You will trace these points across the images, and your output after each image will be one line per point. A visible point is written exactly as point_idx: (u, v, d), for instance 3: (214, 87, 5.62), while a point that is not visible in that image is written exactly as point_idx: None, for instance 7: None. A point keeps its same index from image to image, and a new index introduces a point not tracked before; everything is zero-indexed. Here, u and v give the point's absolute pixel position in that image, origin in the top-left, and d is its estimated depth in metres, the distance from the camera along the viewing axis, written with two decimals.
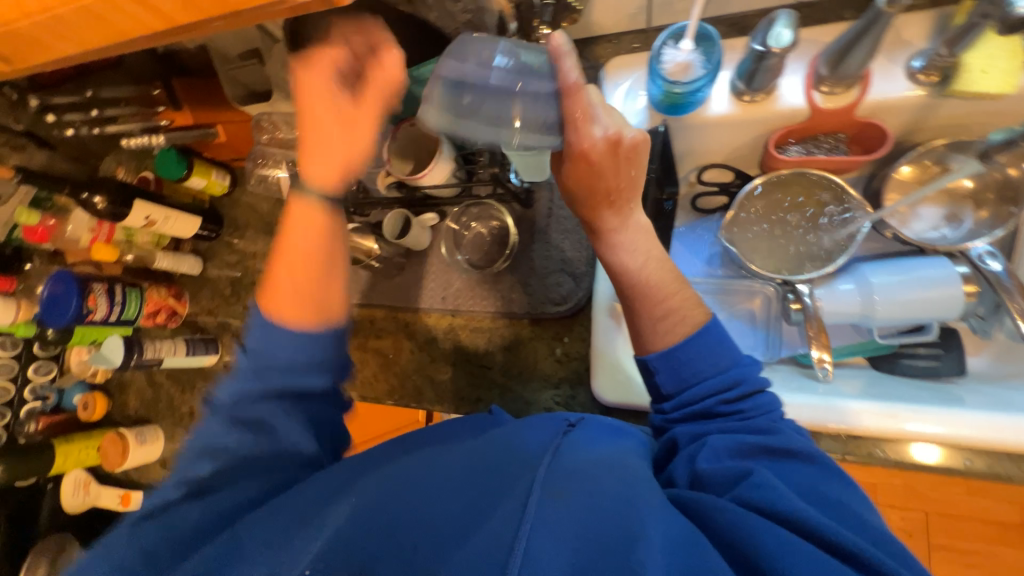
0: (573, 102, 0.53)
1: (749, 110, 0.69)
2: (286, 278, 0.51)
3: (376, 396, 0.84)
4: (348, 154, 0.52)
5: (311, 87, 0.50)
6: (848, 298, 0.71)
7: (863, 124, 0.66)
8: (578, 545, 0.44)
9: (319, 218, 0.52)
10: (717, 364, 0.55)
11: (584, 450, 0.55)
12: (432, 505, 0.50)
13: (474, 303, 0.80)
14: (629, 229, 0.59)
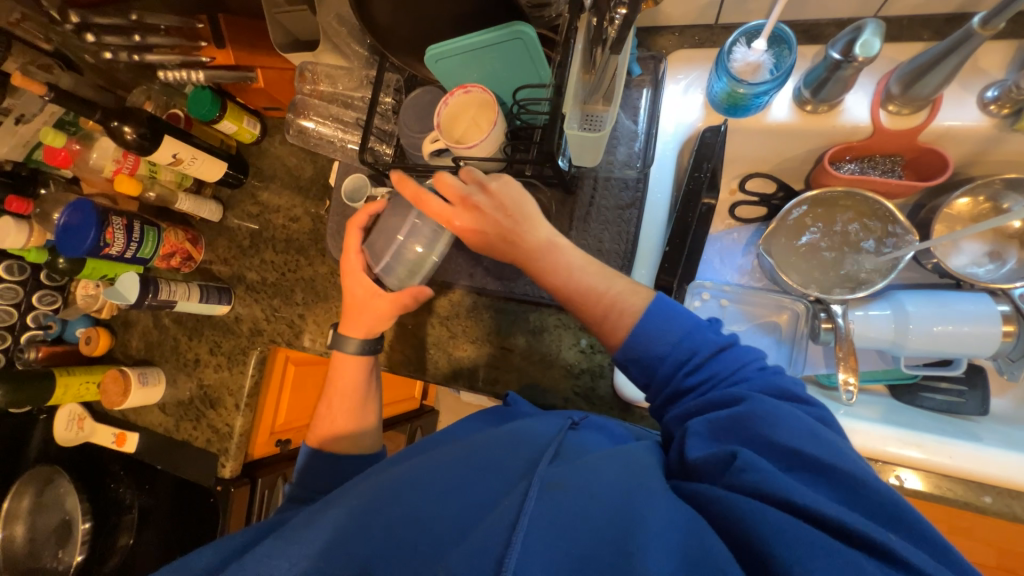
0: (427, 206, 0.62)
1: (810, 120, 0.68)
2: (333, 410, 0.72)
3: (389, 365, 0.84)
4: (375, 323, 0.72)
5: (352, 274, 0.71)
6: (882, 323, 0.70)
7: (925, 149, 0.66)
8: (578, 540, 0.42)
9: (357, 363, 0.73)
10: (668, 340, 0.53)
11: (584, 451, 0.54)
12: (433, 493, 0.49)
13: (501, 286, 0.78)
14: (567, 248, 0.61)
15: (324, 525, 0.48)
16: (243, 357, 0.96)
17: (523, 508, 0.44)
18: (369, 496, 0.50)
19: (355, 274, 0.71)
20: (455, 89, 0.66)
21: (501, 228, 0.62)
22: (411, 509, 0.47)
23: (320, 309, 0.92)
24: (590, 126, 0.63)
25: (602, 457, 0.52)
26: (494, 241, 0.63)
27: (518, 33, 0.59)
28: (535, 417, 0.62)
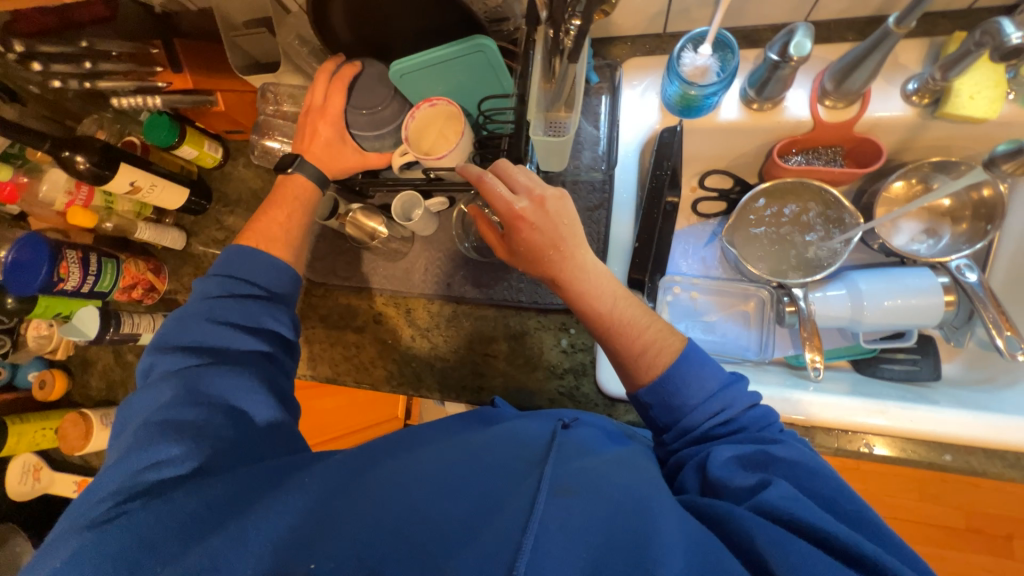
0: (496, 195, 0.58)
1: (757, 118, 0.73)
2: (269, 226, 0.68)
3: (373, 382, 0.83)
4: (339, 164, 0.72)
5: (335, 99, 0.70)
6: (839, 302, 0.75)
7: (860, 139, 0.71)
8: (589, 547, 0.42)
9: (306, 193, 0.72)
10: (705, 389, 0.56)
11: (589, 452, 0.54)
12: (439, 499, 0.47)
13: (482, 294, 0.79)
14: (590, 273, 0.60)
15: (307, 522, 0.46)
16: None
17: (535, 518, 0.44)
18: (363, 497, 0.48)
19: (327, 127, 0.71)
20: (421, 101, 0.67)
21: (540, 247, 0.59)
22: (415, 509, 0.46)
23: None
24: (553, 130, 0.66)
25: (605, 461, 0.52)
26: (530, 250, 0.59)
27: (478, 44, 0.61)
28: (530, 418, 0.62)
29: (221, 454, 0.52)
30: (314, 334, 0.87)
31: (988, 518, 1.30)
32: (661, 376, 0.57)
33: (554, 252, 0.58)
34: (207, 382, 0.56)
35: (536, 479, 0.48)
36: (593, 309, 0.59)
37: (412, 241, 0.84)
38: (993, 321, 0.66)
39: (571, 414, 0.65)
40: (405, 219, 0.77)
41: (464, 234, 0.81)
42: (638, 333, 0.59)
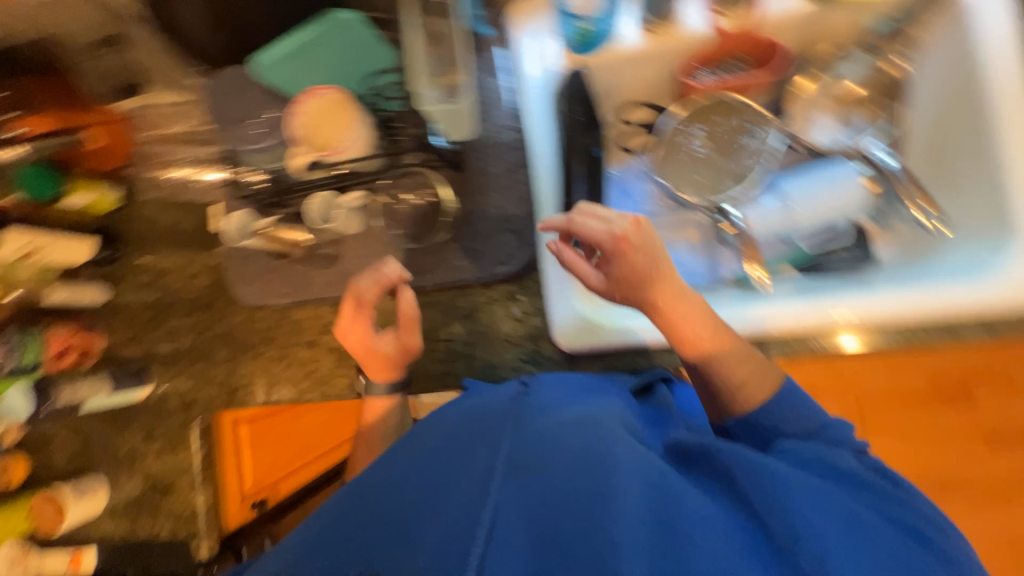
0: (584, 225, 0.60)
1: (657, 40, 0.71)
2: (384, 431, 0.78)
3: (340, 391, 0.82)
4: (384, 364, 0.71)
5: (350, 331, 0.71)
6: (772, 212, 0.77)
7: (761, 43, 0.71)
8: (541, 517, 0.44)
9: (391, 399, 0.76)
10: (805, 426, 0.57)
11: (550, 412, 0.54)
12: (410, 495, 0.50)
13: (424, 282, 0.76)
14: (689, 298, 0.60)
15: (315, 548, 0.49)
16: (183, 434, 0.89)
17: (495, 499, 0.45)
18: (361, 506, 0.51)
19: (372, 341, 0.70)
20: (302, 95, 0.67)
21: (643, 272, 0.58)
22: (394, 511, 0.49)
23: (248, 360, 0.86)
24: (449, 101, 0.69)
25: (560, 416, 0.53)
26: (629, 272, 0.58)
27: (336, 18, 0.66)
28: (492, 390, 0.63)
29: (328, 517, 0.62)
30: (269, 359, 0.85)
31: (956, 380, 1.41)
32: (755, 411, 0.59)
33: (655, 277, 0.58)
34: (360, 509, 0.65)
35: (494, 456, 0.49)
36: (709, 343, 0.60)
37: (340, 242, 0.78)
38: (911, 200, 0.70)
39: (532, 376, 0.65)
40: (323, 221, 0.74)
41: (390, 223, 0.76)
42: (742, 368, 0.60)
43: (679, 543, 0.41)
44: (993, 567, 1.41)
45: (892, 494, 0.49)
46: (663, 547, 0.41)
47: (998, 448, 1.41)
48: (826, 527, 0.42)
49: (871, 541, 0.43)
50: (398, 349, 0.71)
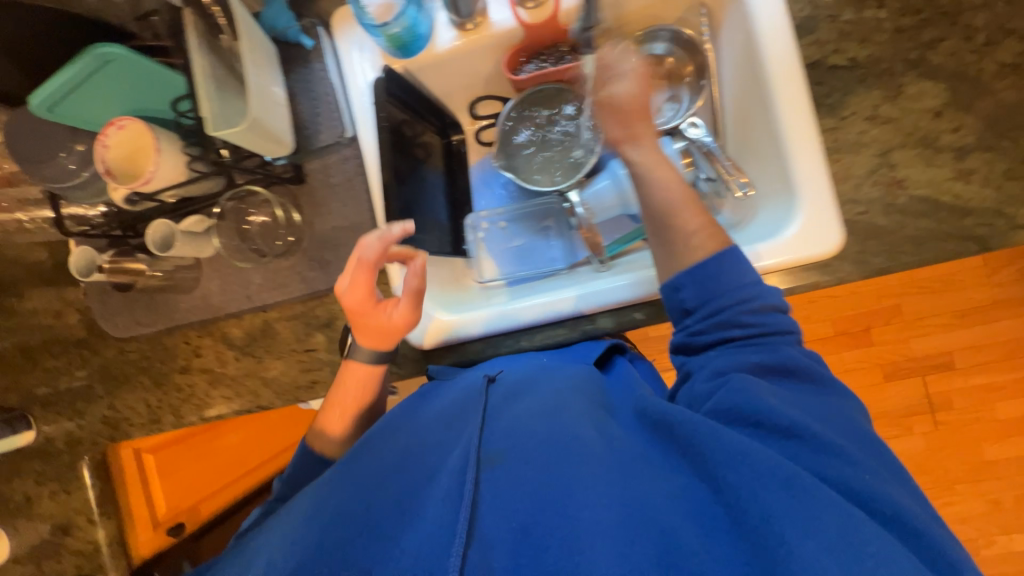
0: (612, 53, 0.66)
1: (472, 38, 0.73)
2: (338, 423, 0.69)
3: (218, 412, 0.83)
4: (388, 330, 0.67)
5: (357, 286, 0.65)
6: (607, 194, 0.79)
7: (574, 31, 0.73)
8: (519, 506, 0.45)
9: (363, 375, 0.69)
10: (739, 278, 0.56)
11: (525, 402, 0.57)
12: (380, 492, 0.51)
13: (280, 296, 0.78)
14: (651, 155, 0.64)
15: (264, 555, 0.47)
16: (73, 473, 0.88)
17: (476, 496, 0.47)
18: (331, 507, 0.51)
19: (374, 311, 0.66)
20: (106, 126, 0.61)
21: (639, 108, 0.65)
22: (369, 511, 0.49)
23: (126, 392, 0.86)
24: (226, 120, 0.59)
25: (530, 411, 0.55)
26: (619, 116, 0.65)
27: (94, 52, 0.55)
28: (467, 382, 0.64)
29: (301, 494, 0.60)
30: (146, 388, 0.85)
31: (852, 319, 1.57)
32: (705, 260, 0.58)
33: (642, 119, 0.65)
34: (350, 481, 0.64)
35: (462, 454, 0.51)
36: (668, 177, 0.63)
37: (197, 266, 0.80)
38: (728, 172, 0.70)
39: (499, 368, 0.68)
40: (162, 250, 0.72)
41: (244, 241, 0.78)
42: (696, 215, 0.61)
43: (648, 523, 0.42)
44: None
45: (850, 437, 0.47)
46: (635, 526, 0.42)
47: (893, 376, 1.56)
48: (776, 479, 0.41)
49: (821, 490, 0.41)
50: (398, 321, 0.67)
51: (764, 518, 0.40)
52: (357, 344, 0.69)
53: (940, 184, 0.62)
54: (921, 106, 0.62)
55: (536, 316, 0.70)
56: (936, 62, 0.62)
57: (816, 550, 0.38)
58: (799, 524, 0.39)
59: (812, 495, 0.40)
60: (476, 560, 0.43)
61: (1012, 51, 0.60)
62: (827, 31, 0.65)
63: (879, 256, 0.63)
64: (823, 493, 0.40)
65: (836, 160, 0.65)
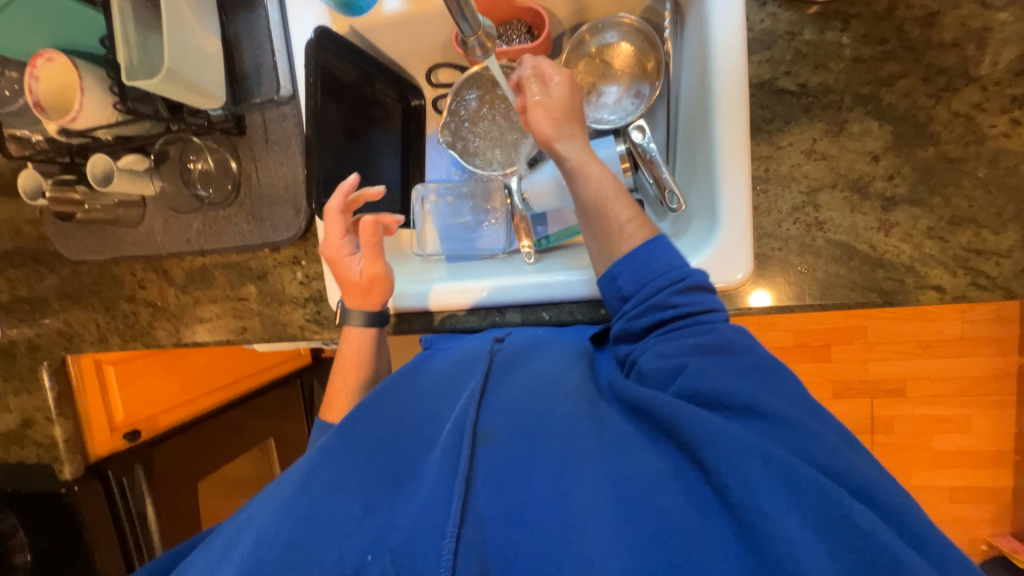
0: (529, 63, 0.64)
1: (420, 4, 0.71)
2: (341, 393, 0.69)
3: (159, 341, 0.89)
4: (368, 286, 0.69)
5: (329, 241, 0.69)
6: (545, 184, 0.80)
7: (529, 10, 0.70)
8: (513, 489, 0.42)
9: (361, 337, 0.70)
10: (669, 259, 0.55)
11: (509, 376, 0.54)
12: (360, 470, 0.46)
13: (216, 244, 0.80)
14: (581, 152, 0.61)
15: (248, 536, 0.43)
16: (32, 374, 0.96)
17: (467, 474, 0.44)
18: (301, 487, 0.45)
19: (345, 262, 0.69)
20: (36, 57, 0.62)
21: (562, 107, 0.62)
22: (349, 492, 0.44)
23: (78, 309, 0.92)
24: (147, 66, 0.60)
25: (522, 386, 0.52)
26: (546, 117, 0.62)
27: None
28: (454, 355, 0.61)
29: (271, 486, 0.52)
30: (96, 310, 0.91)
31: (815, 333, 1.46)
32: (635, 248, 0.56)
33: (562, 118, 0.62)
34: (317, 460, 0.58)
35: (453, 429, 0.47)
36: (597, 172, 0.60)
37: (142, 203, 0.82)
38: (662, 183, 0.69)
39: (504, 333, 0.64)
40: (104, 185, 0.74)
41: (187, 184, 0.79)
42: (626, 206, 0.59)
43: (645, 513, 0.39)
44: None
45: (827, 424, 0.45)
46: (625, 515, 0.40)
47: (843, 396, 1.49)
48: (769, 472, 0.39)
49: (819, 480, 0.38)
50: (370, 275, 0.68)
51: (756, 501, 0.38)
52: (348, 309, 0.71)
53: (859, 232, 0.61)
54: (860, 147, 0.60)
55: (457, 301, 0.72)
56: (888, 101, 0.59)
57: (809, 539, 0.36)
58: (797, 518, 0.37)
59: (802, 485, 0.38)
60: (469, 543, 0.40)
61: (969, 100, 0.57)
62: (783, 49, 0.61)
63: (784, 295, 0.63)
64: (808, 479, 0.38)
65: (762, 192, 0.63)
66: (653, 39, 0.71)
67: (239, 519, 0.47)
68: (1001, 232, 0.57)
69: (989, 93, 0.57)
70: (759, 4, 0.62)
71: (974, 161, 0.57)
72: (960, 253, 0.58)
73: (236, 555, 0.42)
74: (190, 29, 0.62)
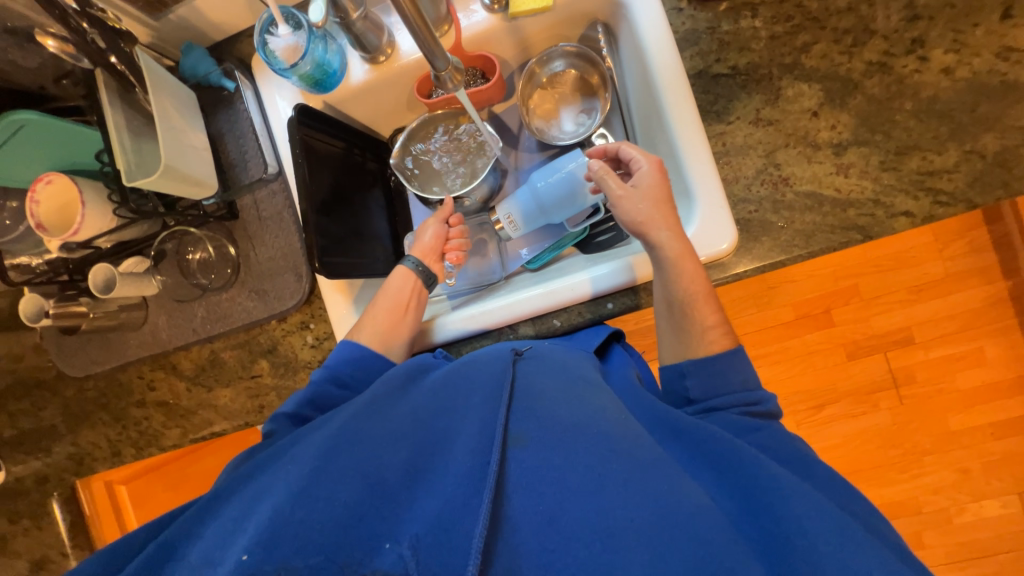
0: (624, 152, 0.69)
1: (383, 70, 0.78)
2: (369, 318, 0.72)
3: (174, 441, 0.86)
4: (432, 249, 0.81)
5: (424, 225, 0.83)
6: (526, 209, 0.82)
7: (479, 57, 0.78)
8: (552, 493, 0.41)
9: (409, 284, 0.77)
10: (747, 380, 0.58)
11: (541, 378, 0.53)
12: (382, 461, 0.43)
13: (223, 327, 0.81)
14: (678, 250, 0.62)
15: (263, 509, 0.39)
16: (43, 509, 0.91)
17: (499, 477, 0.43)
18: (316, 469, 0.41)
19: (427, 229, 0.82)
20: (36, 182, 0.66)
21: (661, 198, 0.65)
22: (371, 483, 0.41)
23: (86, 428, 0.89)
24: (142, 167, 0.64)
25: (554, 392, 0.51)
26: (643, 212, 0.64)
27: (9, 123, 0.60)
28: (482, 353, 0.60)
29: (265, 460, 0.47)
30: (105, 424, 0.88)
31: (814, 300, 1.47)
32: (710, 356, 0.59)
33: (664, 209, 0.64)
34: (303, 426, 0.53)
35: (483, 431, 0.45)
36: (692, 269, 0.62)
37: (143, 304, 0.83)
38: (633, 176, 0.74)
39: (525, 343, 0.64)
40: (105, 292, 0.76)
41: (188, 276, 0.82)
42: (713, 311, 0.62)
43: (685, 521, 0.39)
44: (876, 460, 1.49)
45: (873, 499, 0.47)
46: (668, 528, 0.38)
47: (858, 354, 1.48)
48: (813, 511, 0.40)
49: (872, 544, 0.39)
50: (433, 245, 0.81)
51: (801, 532, 0.39)
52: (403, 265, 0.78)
53: (821, 179, 0.66)
54: (799, 108, 0.67)
55: (466, 327, 0.73)
56: (810, 64, 0.67)
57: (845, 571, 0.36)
58: (830, 547, 0.38)
59: (849, 536, 0.39)
60: (503, 549, 0.40)
61: (878, 49, 0.65)
62: (708, 42, 0.70)
63: (773, 251, 0.67)
64: (860, 536, 0.39)
65: (726, 163, 0.69)
66: (591, 60, 0.80)
67: (243, 494, 0.43)
68: (945, 152, 0.63)
69: (892, 40, 0.65)
70: (677, 10, 0.71)
71: (900, 98, 0.64)
72: (915, 178, 0.64)
73: (245, 532, 0.38)
74: (180, 129, 0.67)
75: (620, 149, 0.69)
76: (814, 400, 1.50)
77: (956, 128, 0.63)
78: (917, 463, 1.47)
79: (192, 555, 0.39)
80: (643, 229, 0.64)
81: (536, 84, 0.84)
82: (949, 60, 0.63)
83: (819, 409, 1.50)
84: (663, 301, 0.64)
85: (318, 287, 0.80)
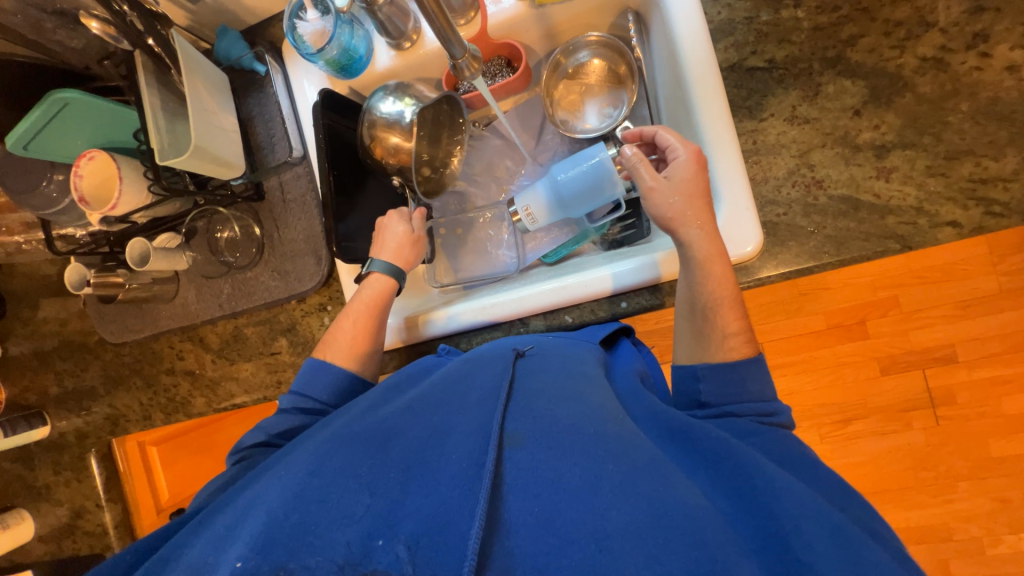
0: (661, 139, 0.64)
1: (407, 56, 0.78)
2: (344, 335, 0.71)
3: (200, 409, 0.91)
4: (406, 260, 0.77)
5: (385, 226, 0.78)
6: (546, 200, 0.80)
7: (504, 45, 0.77)
8: (545, 494, 0.41)
9: (382, 296, 0.73)
10: (763, 392, 0.56)
11: (540, 380, 0.54)
12: (378, 467, 0.44)
13: (246, 304, 0.84)
14: (709, 249, 0.60)
15: (257, 518, 0.41)
16: (83, 463, 0.98)
17: (495, 477, 0.43)
18: (316, 473, 0.44)
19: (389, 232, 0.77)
20: (81, 158, 0.69)
21: (699, 194, 0.61)
22: (365, 487, 0.43)
23: (122, 391, 0.95)
24: (174, 146, 0.67)
25: (552, 393, 0.51)
26: (683, 205, 0.61)
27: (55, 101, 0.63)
28: (482, 355, 0.60)
29: (273, 464, 0.50)
30: (138, 389, 0.94)
31: (846, 311, 1.35)
32: (727, 363, 0.57)
33: (702, 203, 0.61)
34: (305, 435, 0.56)
35: (479, 432, 0.46)
36: (721, 272, 0.60)
37: (175, 278, 0.87)
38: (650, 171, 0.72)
39: (528, 342, 0.64)
40: (141, 263, 0.79)
41: (216, 253, 0.85)
42: (736, 317, 0.59)
43: (680, 522, 0.38)
44: (905, 482, 1.41)
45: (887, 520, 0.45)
46: (664, 532, 0.37)
47: (892, 370, 1.39)
48: (814, 519, 0.39)
49: (870, 553, 0.38)
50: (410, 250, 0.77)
51: (795, 535, 0.38)
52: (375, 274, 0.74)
53: (859, 182, 0.62)
54: (839, 105, 0.63)
55: (476, 317, 0.73)
56: (855, 59, 0.62)
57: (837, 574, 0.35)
58: (830, 557, 0.36)
59: (851, 546, 0.37)
60: (501, 552, 0.39)
61: (933, 44, 0.60)
62: (744, 33, 0.66)
63: (801, 256, 0.63)
64: (868, 553, 0.37)
65: (755, 162, 0.65)
66: (617, 48, 0.78)
67: (249, 494, 0.46)
68: (1002, 158, 0.58)
69: (951, 34, 0.59)
70: None
71: (955, 97, 0.59)
72: (966, 185, 0.59)
73: (241, 538, 0.40)
74: (210, 111, 0.69)
75: (659, 136, 0.64)
76: (841, 415, 1.43)
77: (1018, 132, 0.58)
78: (950, 487, 1.39)
79: (191, 557, 0.40)
80: (673, 225, 0.61)
81: (562, 74, 0.82)
82: (1015, 57, 0.58)
83: (846, 424, 1.43)
84: (687, 301, 0.62)
85: (336, 270, 0.82)
